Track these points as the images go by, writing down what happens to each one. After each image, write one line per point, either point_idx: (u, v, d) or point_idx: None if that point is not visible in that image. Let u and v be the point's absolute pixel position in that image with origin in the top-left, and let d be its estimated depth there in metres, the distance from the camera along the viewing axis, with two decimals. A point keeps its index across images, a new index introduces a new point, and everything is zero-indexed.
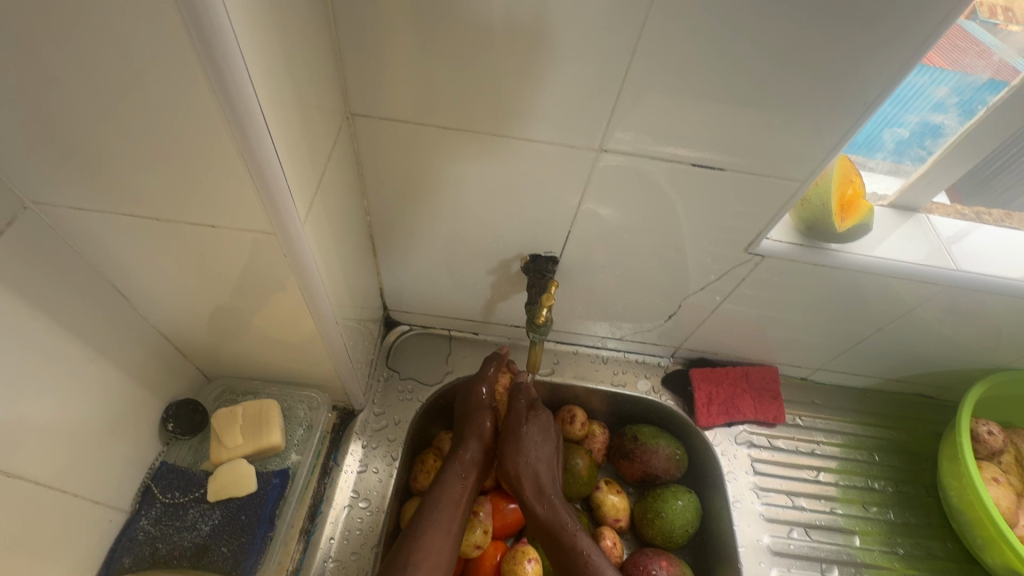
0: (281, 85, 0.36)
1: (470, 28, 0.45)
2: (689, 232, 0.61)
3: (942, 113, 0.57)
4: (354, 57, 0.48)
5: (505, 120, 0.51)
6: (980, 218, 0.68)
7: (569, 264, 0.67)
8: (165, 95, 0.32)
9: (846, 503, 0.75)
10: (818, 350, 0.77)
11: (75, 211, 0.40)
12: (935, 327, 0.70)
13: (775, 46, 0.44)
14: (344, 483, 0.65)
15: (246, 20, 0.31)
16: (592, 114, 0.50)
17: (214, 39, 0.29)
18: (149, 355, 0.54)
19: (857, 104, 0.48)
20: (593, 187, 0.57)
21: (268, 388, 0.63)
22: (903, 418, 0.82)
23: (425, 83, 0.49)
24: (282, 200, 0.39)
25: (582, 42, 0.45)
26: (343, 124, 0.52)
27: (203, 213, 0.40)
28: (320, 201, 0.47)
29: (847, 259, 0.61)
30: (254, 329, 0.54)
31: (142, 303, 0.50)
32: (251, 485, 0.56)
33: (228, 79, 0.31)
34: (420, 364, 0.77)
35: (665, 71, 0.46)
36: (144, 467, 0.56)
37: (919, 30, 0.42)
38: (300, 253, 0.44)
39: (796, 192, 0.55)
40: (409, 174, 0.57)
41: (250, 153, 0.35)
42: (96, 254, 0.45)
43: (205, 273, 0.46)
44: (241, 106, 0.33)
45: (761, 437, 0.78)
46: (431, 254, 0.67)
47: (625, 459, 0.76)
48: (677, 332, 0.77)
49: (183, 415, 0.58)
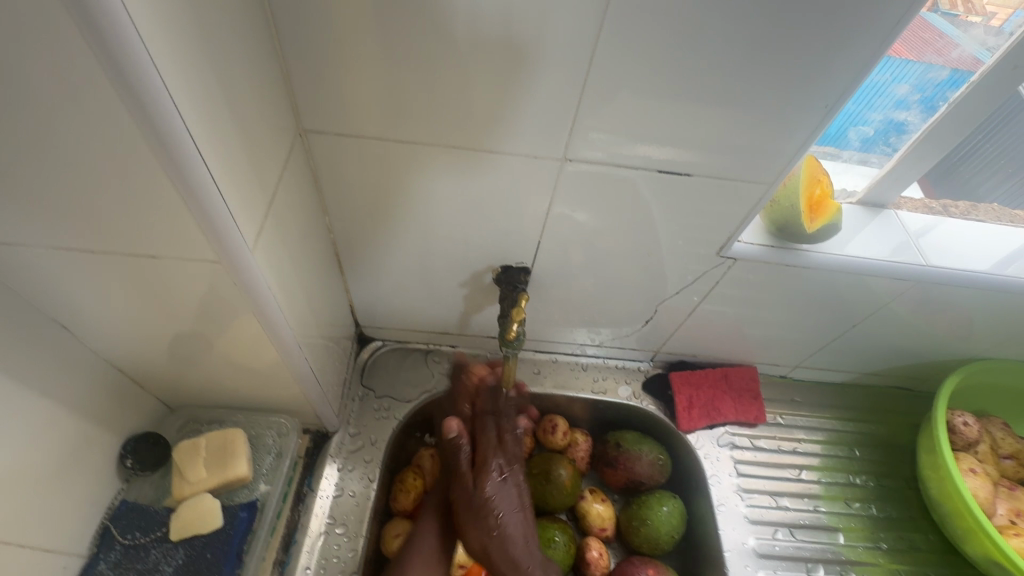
0: (214, 103, 0.35)
1: (422, 40, 0.44)
2: (659, 238, 0.61)
3: (905, 110, 0.57)
4: (303, 72, 0.46)
5: (466, 131, 0.50)
6: (947, 211, 0.68)
7: (543, 273, 0.66)
8: (85, 125, 0.30)
9: (829, 500, 0.75)
10: (795, 348, 0.77)
11: (5, 247, 0.38)
12: (908, 321, 0.70)
13: (734, 50, 0.43)
14: (319, 509, 0.63)
15: (168, 45, 0.30)
16: (554, 123, 0.49)
17: (124, 56, 0.27)
18: (102, 390, 0.51)
19: (818, 105, 0.47)
20: (560, 195, 0.56)
21: (234, 417, 0.61)
22: (882, 410, 0.83)
23: (381, 97, 0.47)
24: (226, 226, 0.37)
25: (538, 50, 0.44)
26: (296, 142, 0.50)
27: (143, 244, 0.38)
28: (274, 223, 0.45)
29: (819, 259, 0.61)
30: (214, 357, 0.52)
31: (88, 337, 0.48)
32: (217, 521, 0.54)
33: (143, 95, 0.29)
34: (396, 381, 0.75)
35: (625, 76, 0.46)
36: (102, 507, 0.53)
37: (878, 30, 0.42)
38: (254, 280, 0.42)
39: (764, 195, 0.55)
40: (371, 189, 0.55)
41: (180, 175, 0.33)
42: (31, 289, 0.42)
43: (155, 304, 0.44)
44: (171, 135, 0.31)
45: (743, 438, 0.78)
46: (401, 268, 0.65)
47: (609, 467, 0.75)
48: (655, 336, 0.76)
49: (143, 450, 0.55)
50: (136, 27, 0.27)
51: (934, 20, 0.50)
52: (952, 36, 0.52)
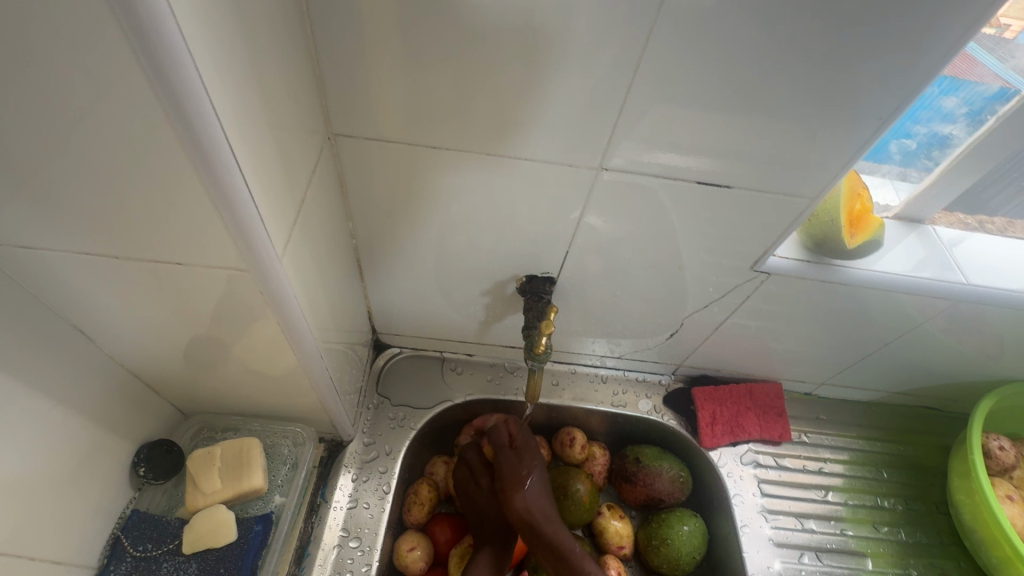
0: (250, 107, 0.33)
1: (463, 43, 0.42)
2: (689, 250, 0.59)
3: (950, 124, 0.55)
4: (335, 73, 0.45)
5: (499, 138, 0.48)
6: (984, 227, 0.66)
7: (567, 283, 0.64)
8: (118, 126, 0.29)
9: (856, 524, 0.72)
10: (823, 365, 0.74)
11: (26, 250, 0.36)
12: (943, 341, 0.68)
13: (788, 57, 0.42)
14: (333, 521, 0.61)
15: (209, 46, 0.28)
16: (591, 131, 0.48)
17: (164, 56, 0.26)
18: (117, 396, 0.50)
19: (872, 118, 0.45)
20: (591, 205, 0.54)
21: (249, 425, 0.60)
22: (910, 431, 0.80)
23: (414, 101, 0.46)
24: (255, 233, 0.35)
25: (580, 56, 0.42)
26: (324, 145, 0.49)
27: (170, 249, 0.37)
28: (300, 229, 0.43)
29: (855, 276, 0.59)
30: (233, 363, 0.50)
31: (106, 342, 0.46)
32: (231, 534, 0.52)
33: (181, 97, 0.27)
34: (412, 389, 0.73)
35: (671, 81, 0.44)
36: (113, 517, 0.52)
37: (943, 40, 0.40)
38: (279, 288, 0.41)
39: (805, 209, 0.53)
40: (396, 194, 0.54)
41: (213, 179, 0.31)
42: (51, 293, 0.40)
43: (177, 309, 0.43)
44: (207, 138, 0.29)
45: (768, 456, 0.76)
46: (422, 275, 0.64)
47: (628, 482, 0.73)
48: (678, 349, 0.74)
49: (156, 457, 0.54)
50: (179, 26, 0.25)
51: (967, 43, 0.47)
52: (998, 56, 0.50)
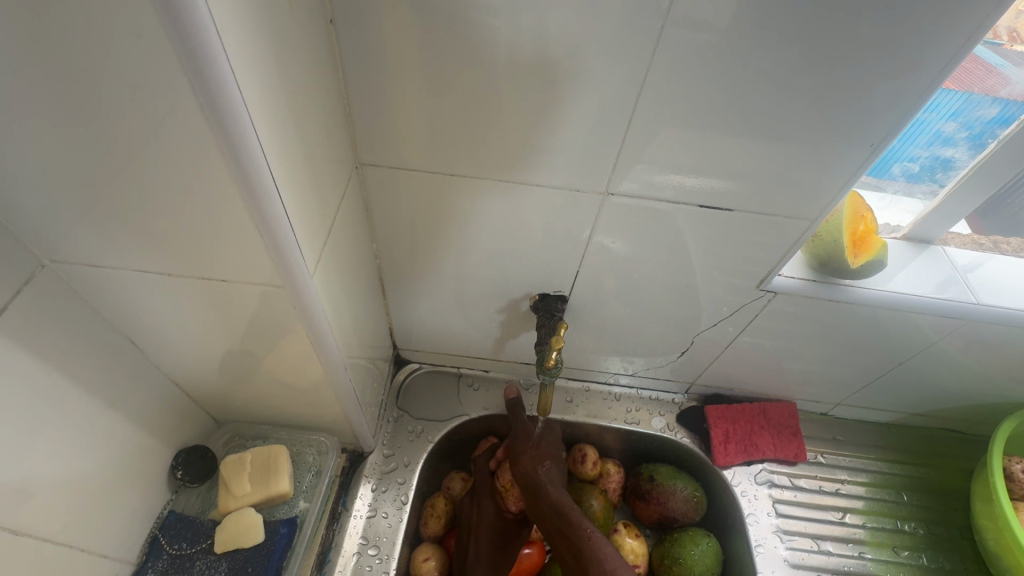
0: (289, 144, 0.37)
1: (478, 79, 0.46)
2: (698, 270, 0.61)
3: (952, 147, 0.56)
4: (362, 109, 0.49)
5: (511, 165, 0.52)
6: (998, 247, 0.66)
7: (579, 301, 0.66)
8: (176, 161, 0.33)
9: (875, 547, 0.71)
10: (837, 384, 0.75)
11: (91, 267, 0.41)
12: (960, 362, 0.68)
13: (781, 87, 0.44)
14: (353, 529, 0.64)
15: (258, 95, 0.33)
16: (597, 159, 0.51)
17: (225, 109, 0.30)
18: (160, 403, 0.54)
19: (865, 144, 0.48)
20: (600, 227, 0.57)
21: (277, 433, 0.63)
22: (932, 454, 0.79)
23: (433, 132, 0.50)
24: (290, 254, 0.39)
25: (584, 90, 0.46)
26: (352, 173, 0.53)
27: (214, 268, 0.41)
28: (329, 250, 0.47)
29: (862, 295, 0.60)
30: (264, 374, 0.54)
31: (153, 353, 0.51)
32: (260, 535, 0.55)
33: (236, 141, 0.32)
34: (429, 403, 0.76)
35: (671, 109, 0.47)
36: (152, 517, 0.56)
37: (927, 72, 0.43)
38: (309, 303, 0.44)
39: (807, 230, 0.55)
40: (418, 217, 0.58)
41: (258, 209, 0.36)
42: (109, 307, 0.45)
43: (218, 322, 0.47)
44: (255, 175, 0.34)
45: (783, 476, 0.75)
46: (440, 293, 0.67)
47: (641, 500, 0.74)
48: (690, 367, 0.75)
49: (193, 461, 0.57)
50: (239, 86, 0.30)
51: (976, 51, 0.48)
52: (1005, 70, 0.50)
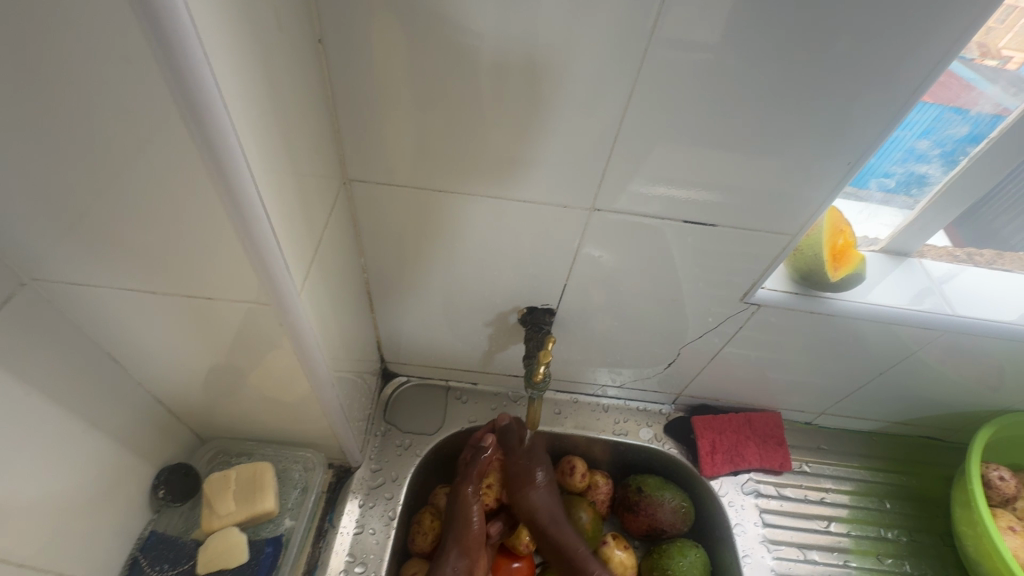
0: (278, 162, 0.38)
1: (467, 97, 0.47)
2: (683, 283, 0.62)
3: (926, 163, 0.58)
4: (351, 125, 0.49)
5: (500, 180, 0.53)
6: (973, 259, 0.68)
7: (567, 314, 0.67)
8: (162, 180, 0.33)
9: (859, 555, 0.72)
10: (821, 394, 0.76)
11: (71, 285, 0.40)
12: (939, 371, 0.69)
13: (760, 107, 0.46)
14: (339, 547, 0.63)
15: (246, 116, 0.33)
16: (584, 175, 0.52)
17: (214, 132, 0.30)
18: (142, 420, 0.53)
19: (842, 162, 0.49)
20: (587, 241, 0.58)
21: (262, 449, 0.62)
22: (913, 461, 0.80)
23: (422, 148, 0.50)
24: (278, 271, 0.39)
25: (571, 108, 0.47)
26: (340, 189, 0.53)
27: (200, 285, 0.41)
28: (317, 266, 0.47)
29: (843, 307, 0.62)
30: (250, 390, 0.53)
31: (136, 370, 0.50)
32: (244, 555, 0.55)
33: (225, 163, 0.32)
34: (417, 417, 0.76)
35: (655, 128, 0.48)
36: (132, 538, 0.54)
37: (899, 94, 0.44)
38: (296, 320, 0.44)
39: (789, 244, 0.57)
40: (406, 232, 0.58)
41: (245, 228, 0.36)
42: (91, 324, 0.44)
43: (204, 339, 0.46)
44: (243, 195, 0.34)
45: (769, 486, 0.76)
46: (428, 307, 0.67)
47: (630, 512, 0.74)
48: (677, 378, 0.76)
49: (174, 480, 0.56)
50: (227, 109, 0.30)
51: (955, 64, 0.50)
52: (980, 88, 0.52)
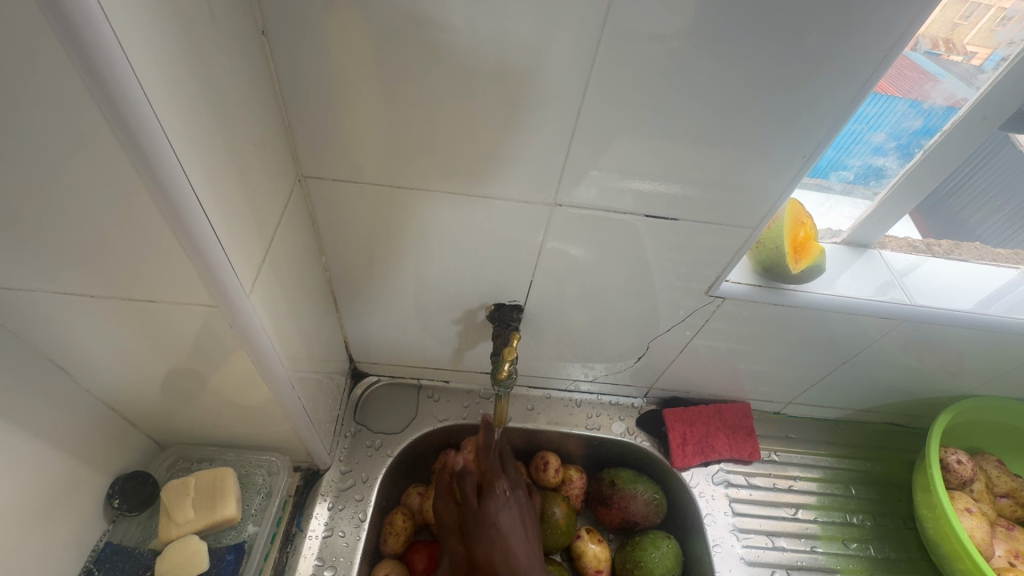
0: (218, 160, 0.36)
1: (420, 91, 0.46)
2: (650, 277, 0.62)
3: (882, 156, 0.59)
4: (303, 120, 0.48)
5: (459, 176, 0.52)
6: (931, 249, 0.70)
7: (535, 310, 0.67)
8: (90, 182, 0.32)
9: (826, 541, 0.74)
10: (788, 384, 0.77)
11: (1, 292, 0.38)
12: (899, 359, 0.71)
13: (715, 101, 0.46)
14: (308, 551, 0.62)
15: (174, 112, 0.31)
16: (545, 170, 0.51)
17: (138, 130, 0.29)
18: (92, 429, 0.51)
19: (797, 156, 0.50)
20: (552, 236, 0.58)
21: (225, 454, 0.61)
22: (878, 447, 0.83)
23: (378, 143, 0.49)
24: (224, 272, 0.38)
25: (527, 103, 0.46)
26: (296, 186, 0.52)
27: (142, 289, 0.39)
28: (271, 265, 0.46)
29: (804, 299, 0.63)
30: (207, 395, 0.52)
31: (82, 377, 0.48)
32: (203, 563, 0.53)
33: (154, 163, 0.31)
34: (388, 417, 0.75)
35: (613, 123, 0.47)
36: (86, 550, 0.53)
37: (847, 88, 0.45)
38: (249, 322, 0.43)
39: (750, 237, 0.57)
40: (367, 229, 0.57)
41: (183, 229, 0.34)
42: (27, 332, 0.42)
43: (152, 344, 0.45)
44: (177, 196, 0.33)
45: (739, 475, 0.77)
46: (395, 305, 0.66)
47: (603, 505, 0.75)
48: (648, 372, 0.77)
49: (131, 489, 0.55)
50: (152, 107, 0.29)
51: (916, 58, 0.50)
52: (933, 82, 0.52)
